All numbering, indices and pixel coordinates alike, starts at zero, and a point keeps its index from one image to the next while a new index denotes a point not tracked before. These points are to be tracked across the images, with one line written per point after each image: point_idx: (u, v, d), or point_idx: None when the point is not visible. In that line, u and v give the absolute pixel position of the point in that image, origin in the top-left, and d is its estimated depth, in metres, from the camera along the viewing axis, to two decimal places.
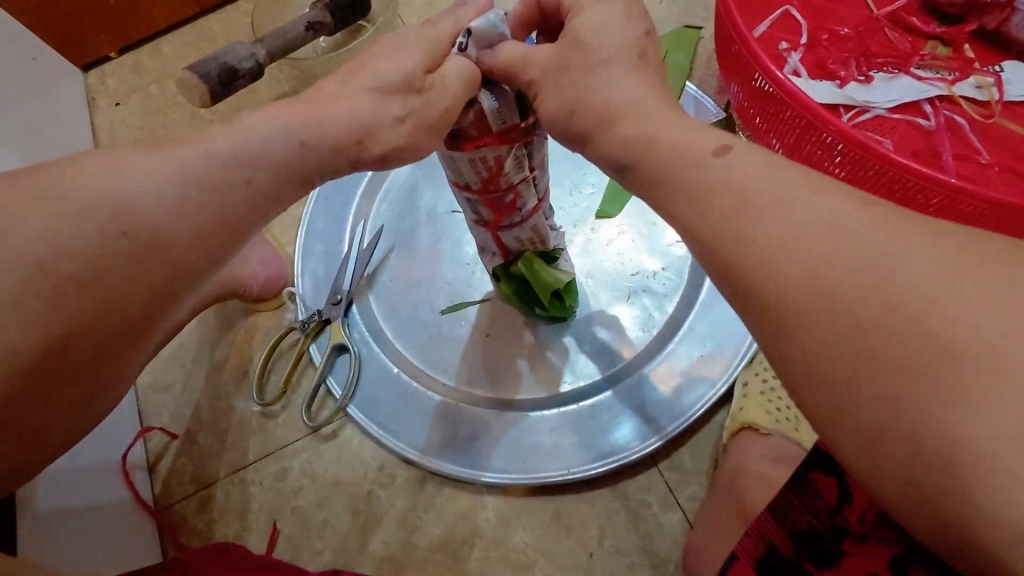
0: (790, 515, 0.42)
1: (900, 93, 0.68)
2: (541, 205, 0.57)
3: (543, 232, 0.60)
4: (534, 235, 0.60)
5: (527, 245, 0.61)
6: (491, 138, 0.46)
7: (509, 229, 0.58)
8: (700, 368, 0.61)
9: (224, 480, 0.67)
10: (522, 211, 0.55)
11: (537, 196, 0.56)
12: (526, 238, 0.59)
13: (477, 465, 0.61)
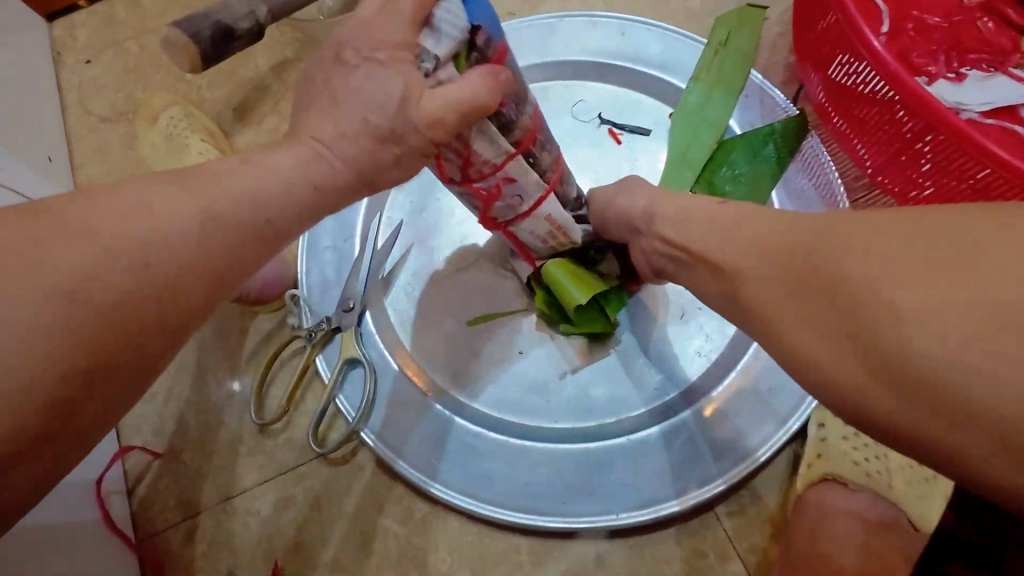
0: None
1: (996, 95, 0.60)
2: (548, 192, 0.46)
3: (564, 224, 0.49)
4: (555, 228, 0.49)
5: (549, 241, 0.51)
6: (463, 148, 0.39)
7: (518, 222, 0.48)
8: (768, 402, 0.53)
9: (215, 508, 0.59)
10: (521, 199, 0.45)
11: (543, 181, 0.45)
12: (543, 232, 0.49)
13: (509, 505, 0.54)
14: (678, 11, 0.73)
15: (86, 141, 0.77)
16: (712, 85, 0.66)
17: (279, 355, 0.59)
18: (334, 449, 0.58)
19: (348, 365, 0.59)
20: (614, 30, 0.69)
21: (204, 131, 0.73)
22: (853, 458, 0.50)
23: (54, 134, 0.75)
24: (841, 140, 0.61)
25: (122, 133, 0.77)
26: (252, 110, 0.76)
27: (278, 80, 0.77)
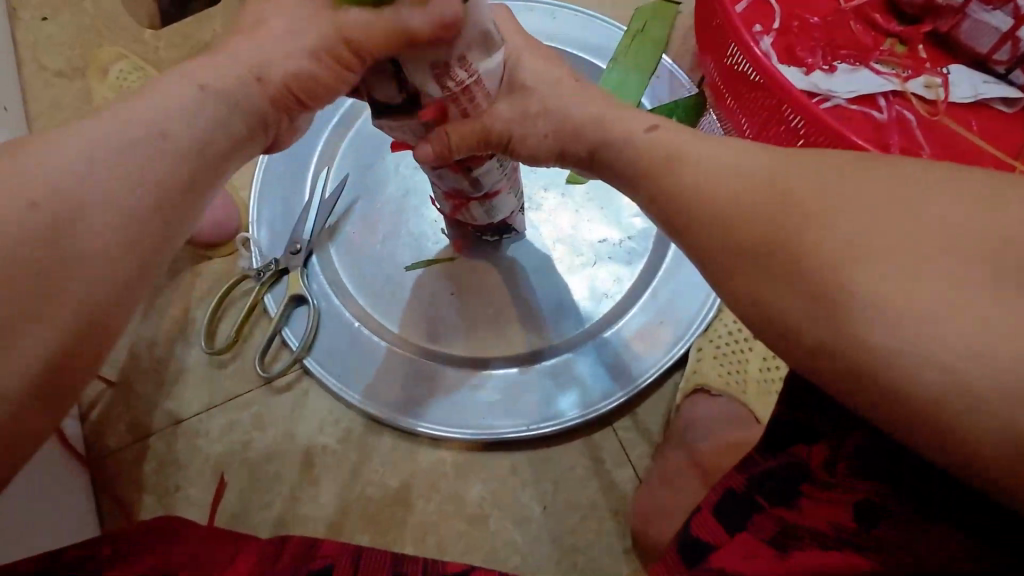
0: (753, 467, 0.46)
1: (860, 84, 0.72)
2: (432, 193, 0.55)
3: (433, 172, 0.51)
4: (447, 91, 0.39)
5: (450, 172, 0.50)
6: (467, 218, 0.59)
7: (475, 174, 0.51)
8: (658, 334, 0.63)
9: (164, 432, 0.64)
10: (449, 202, 0.56)
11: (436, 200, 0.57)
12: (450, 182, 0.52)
13: (435, 420, 0.61)
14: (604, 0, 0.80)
15: (40, 94, 0.80)
16: (630, 68, 0.75)
17: (229, 292, 0.64)
18: (280, 376, 0.64)
19: (294, 302, 0.64)
20: (543, 15, 0.78)
21: None
22: (721, 374, 0.60)
23: (9, 86, 0.77)
24: (730, 115, 0.71)
25: (77, 88, 0.80)
26: None
27: None
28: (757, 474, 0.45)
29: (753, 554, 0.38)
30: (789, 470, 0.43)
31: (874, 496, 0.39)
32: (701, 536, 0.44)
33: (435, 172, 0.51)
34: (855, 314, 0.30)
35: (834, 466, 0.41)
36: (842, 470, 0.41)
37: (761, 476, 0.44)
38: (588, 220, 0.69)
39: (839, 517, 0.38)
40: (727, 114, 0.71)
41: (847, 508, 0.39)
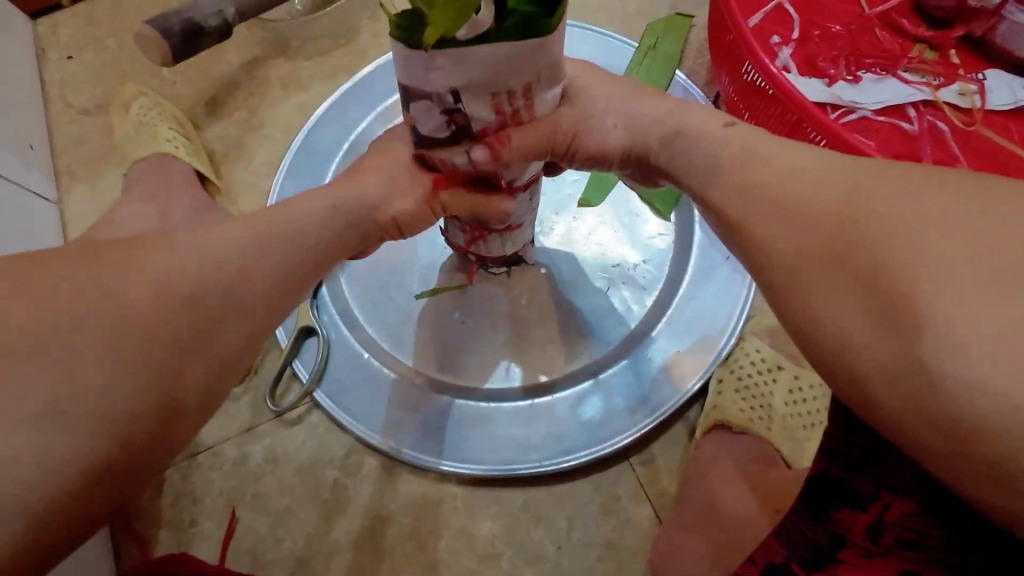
0: (796, 539, 0.43)
1: (887, 94, 0.68)
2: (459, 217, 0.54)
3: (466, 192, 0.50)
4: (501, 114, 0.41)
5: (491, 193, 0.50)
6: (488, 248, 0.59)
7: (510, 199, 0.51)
8: (676, 363, 0.60)
9: (178, 465, 0.64)
10: (478, 227, 0.55)
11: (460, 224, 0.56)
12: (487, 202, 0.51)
13: (448, 454, 0.60)
14: (614, 17, 0.79)
15: (65, 131, 0.82)
16: (641, 85, 0.73)
17: None
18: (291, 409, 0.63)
19: (304, 334, 0.64)
20: None
21: (174, 120, 0.78)
22: (742, 407, 0.57)
23: (36, 124, 0.80)
24: None
25: (100, 124, 0.83)
26: (225, 103, 0.82)
27: (249, 77, 0.83)
28: (796, 542, 0.43)
29: None
30: (833, 535, 0.42)
31: (923, 570, 0.38)
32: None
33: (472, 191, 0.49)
34: (907, 385, 0.31)
35: (879, 535, 0.40)
36: (887, 539, 0.40)
37: (802, 546, 0.43)
38: (601, 245, 0.67)
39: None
40: None
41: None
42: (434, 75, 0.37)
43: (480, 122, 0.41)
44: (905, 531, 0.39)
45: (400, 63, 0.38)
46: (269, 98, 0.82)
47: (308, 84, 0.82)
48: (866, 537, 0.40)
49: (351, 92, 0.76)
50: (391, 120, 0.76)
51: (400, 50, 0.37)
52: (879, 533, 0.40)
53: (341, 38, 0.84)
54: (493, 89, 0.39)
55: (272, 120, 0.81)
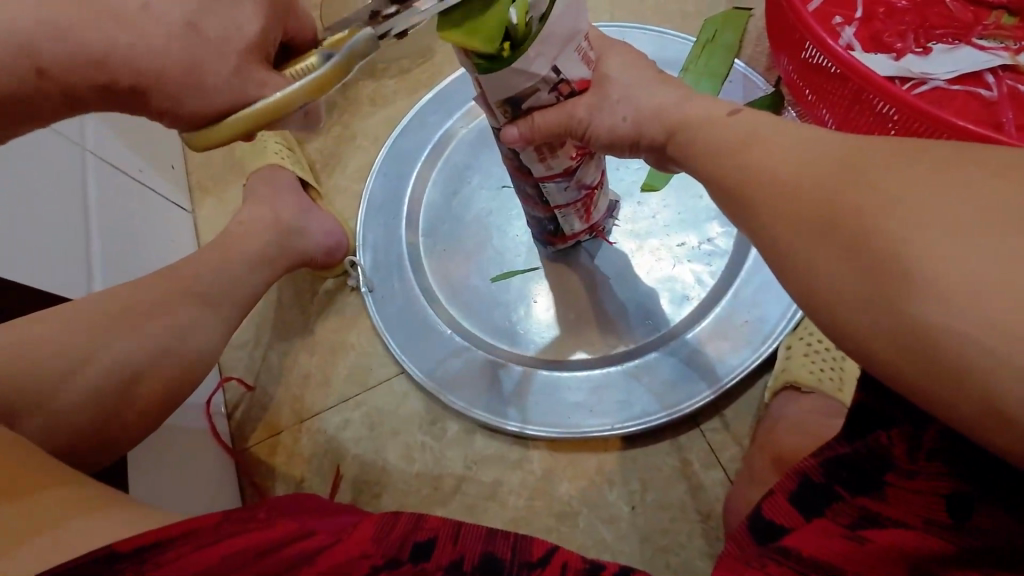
0: (828, 455, 0.42)
1: (962, 63, 0.67)
2: (559, 203, 0.61)
3: (566, 177, 0.58)
4: (565, 91, 0.49)
5: (584, 176, 0.59)
6: (580, 232, 0.67)
7: (596, 185, 0.63)
8: (744, 334, 0.63)
9: (291, 429, 0.73)
10: (575, 208, 0.63)
11: (556, 209, 0.62)
12: (585, 183, 0.60)
13: (525, 419, 0.65)
14: (672, 16, 0.83)
15: (195, 151, 0.98)
16: (703, 75, 0.76)
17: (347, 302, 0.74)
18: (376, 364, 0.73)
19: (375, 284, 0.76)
20: (614, 35, 0.81)
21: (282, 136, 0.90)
22: (812, 369, 0.58)
23: (173, 145, 0.96)
24: (810, 110, 0.70)
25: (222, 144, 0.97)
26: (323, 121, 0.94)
27: (343, 97, 0.95)
28: (832, 457, 0.41)
29: (830, 544, 0.38)
30: (871, 453, 0.39)
31: (961, 485, 0.35)
32: (775, 519, 0.42)
33: (572, 175, 0.58)
34: None
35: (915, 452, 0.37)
36: (925, 456, 0.36)
37: (837, 463, 0.41)
38: (665, 223, 0.71)
39: (929, 508, 0.36)
40: (807, 110, 0.70)
41: (934, 501, 0.36)
42: (534, 64, 0.45)
43: (578, 79, 0.49)
44: (950, 446, 0.35)
45: (501, 89, 0.47)
46: (359, 113, 0.94)
47: (393, 100, 0.93)
48: (906, 455, 0.37)
49: (431, 102, 0.85)
50: (467, 125, 0.84)
51: (503, 72, 0.45)
52: (918, 447, 0.37)
53: (420, 57, 0.95)
54: (573, 41, 0.47)
55: (362, 132, 0.92)
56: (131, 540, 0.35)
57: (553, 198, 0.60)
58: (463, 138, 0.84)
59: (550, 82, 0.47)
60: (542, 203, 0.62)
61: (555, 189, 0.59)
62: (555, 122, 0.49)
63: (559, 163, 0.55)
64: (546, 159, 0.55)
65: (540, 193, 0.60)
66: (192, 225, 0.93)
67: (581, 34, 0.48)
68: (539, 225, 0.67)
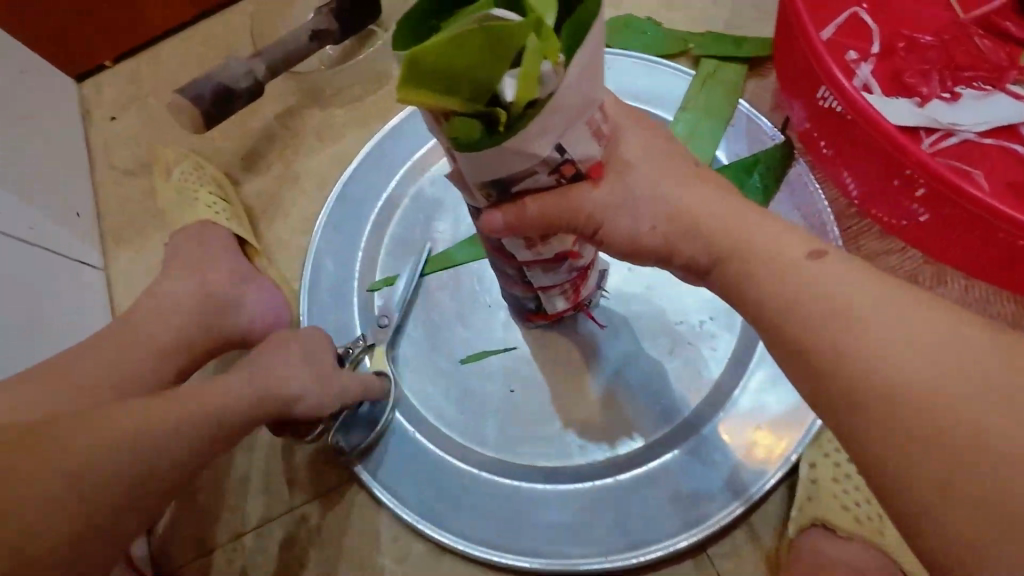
0: None
1: (995, 114, 0.58)
2: (550, 283, 0.50)
3: (557, 260, 0.47)
4: (568, 173, 0.38)
5: (577, 259, 0.49)
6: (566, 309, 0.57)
7: (590, 264, 0.53)
8: (755, 440, 0.54)
9: (224, 547, 0.62)
10: (565, 288, 0.52)
11: (542, 289, 0.52)
12: (577, 266, 0.50)
13: (503, 544, 0.55)
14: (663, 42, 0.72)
15: (109, 191, 0.83)
16: (701, 115, 0.66)
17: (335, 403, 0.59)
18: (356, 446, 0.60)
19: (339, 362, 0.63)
20: None
21: (214, 177, 0.77)
22: (844, 502, 0.50)
23: (80, 186, 0.81)
24: (826, 164, 0.60)
25: (142, 183, 0.83)
26: (260, 157, 0.80)
27: (285, 130, 0.82)
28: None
29: None
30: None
31: None
32: None
33: (563, 260, 0.47)
34: None
35: None
36: None
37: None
38: (663, 300, 0.61)
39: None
40: (823, 162, 0.61)
41: None
42: (534, 143, 0.33)
43: (587, 161, 0.38)
44: None
45: (484, 168, 0.35)
46: (304, 149, 0.81)
47: (344, 133, 0.80)
48: None
49: (384, 142, 0.73)
50: (430, 171, 0.73)
51: (494, 152, 0.33)
52: None
53: (374, 81, 0.82)
54: (587, 112, 0.35)
55: (308, 172, 0.79)
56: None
57: (539, 279, 0.49)
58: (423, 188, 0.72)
59: (551, 164, 0.36)
60: (523, 282, 0.51)
61: (543, 273, 0.49)
62: (548, 209, 0.39)
63: (549, 246, 0.45)
64: (533, 243, 0.44)
65: (522, 272, 0.49)
66: (104, 285, 0.79)
67: (597, 105, 0.36)
68: (519, 301, 0.56)
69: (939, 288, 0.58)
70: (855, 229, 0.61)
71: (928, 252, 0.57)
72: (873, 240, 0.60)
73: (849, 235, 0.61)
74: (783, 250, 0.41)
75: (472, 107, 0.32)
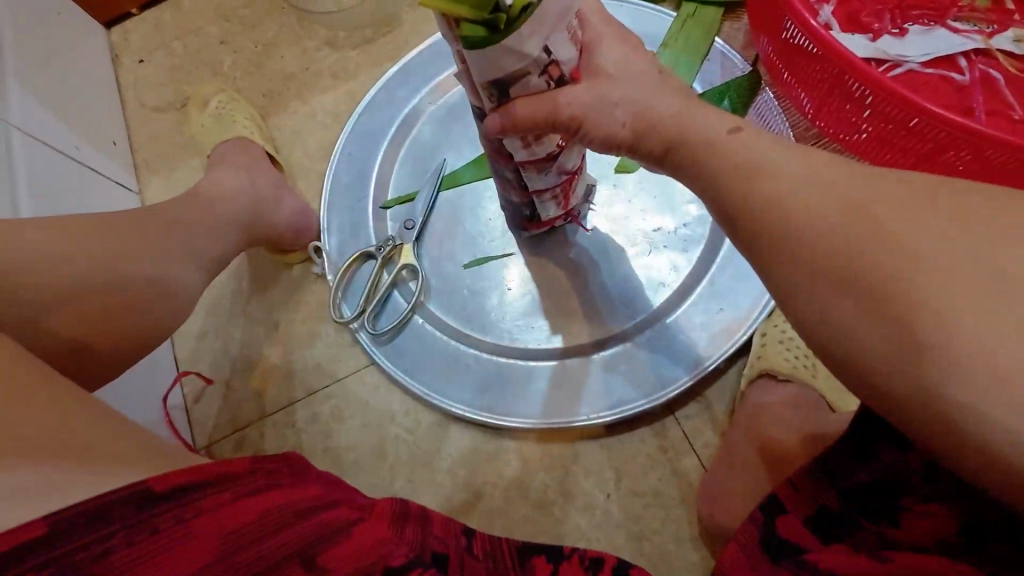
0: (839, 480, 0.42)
1: (936, 45, 0.66)
2: (544, 186, 0.58)
3: (550, 161, 0.54)
4: (555, 73, 0.45)
5: (567, 164, 0.57)
6: (558, 217, 0.65)
7: (578, 172, 0.60)
8: (719, 321, 0.63)
9: (256, 424, 0.70)
10: (556, 193, 0.60)
11: (537, 193, 0.59)
12: (567, 170, 0.57)
13: (504, 412, 0.63)
14: None
15: (141, 126, 0.90)
16: (680, 51, 0.74)
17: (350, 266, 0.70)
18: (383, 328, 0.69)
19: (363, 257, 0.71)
20: None
21: (238, 111, 0.84)
22: (788, 357, 0.60)
23: (115, 121, 0.88)
24: (788, 91, 0.69)
25: (170, 119, 0.90)
26: (281, 95, 0.88)
27: (303, 70, 0.89)
28: (852, 485, 0.42)
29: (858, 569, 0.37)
30: (890, 479, 0.40)
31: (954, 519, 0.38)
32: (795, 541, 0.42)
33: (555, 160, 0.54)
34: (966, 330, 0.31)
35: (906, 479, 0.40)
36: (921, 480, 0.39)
37: (821, 470, 0.43)
38: (642, 208, 0.69)
39: (941, 529, 0.38)
40: (785, 90, 0.69)
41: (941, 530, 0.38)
42: (527, 44, 0.41)
43: (569, 65, 0.45)
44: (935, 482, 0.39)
45: (488, 69, 0.42)
46: (320, 87, 0.88)
47: (357, 73, 0.88)
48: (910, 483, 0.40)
49: (397, 75, 0.80)
50: (435, 101, 0.80)
51: (497, 52, 0.40)
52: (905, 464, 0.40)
53: (384, 25, 0.89)
54: (565, 20, 0.43)
55: (323, 108, 0.87)
56: (168, 481, 0.36)
57: (534, 182, 0.57)
58: (431, 116, 0.79)
59: (541, 62, 0.43)
60: (520, 186, 0.58)
61: (538, 174, 0.56)
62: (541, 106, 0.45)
63: (543, 146, 0.52)
64: (529, 143, 0.51)
65: (521, 175, 0.56)
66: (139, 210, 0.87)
67: (574, 13, 0.44)
68: (518, 211, 0.63)
69: None
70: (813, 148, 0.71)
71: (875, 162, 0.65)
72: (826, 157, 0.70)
73: None
74: (722, 129, 0.45)
75: (478, 13, 0.39)
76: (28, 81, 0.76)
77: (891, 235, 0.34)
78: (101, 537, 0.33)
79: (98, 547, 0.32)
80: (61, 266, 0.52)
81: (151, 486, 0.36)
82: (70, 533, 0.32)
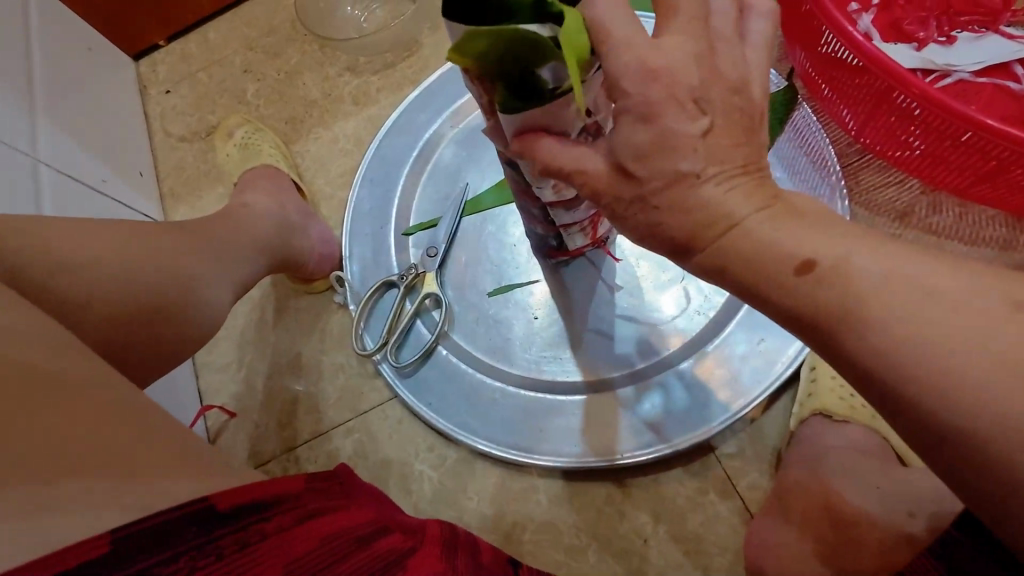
0: None
1: (989, 53, 0.62)
2: (572, 222, 0.55)
3: (574, 205, 0.51)
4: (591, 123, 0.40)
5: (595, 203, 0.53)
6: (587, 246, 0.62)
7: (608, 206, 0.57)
8: (760, 352, 0.59)
9: (278, 458, 0.69)
10: (586, 226, 0.57)
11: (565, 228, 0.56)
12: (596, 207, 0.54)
13: (532, 450, 0.60)
14: None
15: (166, 156, 0.91)
16: None
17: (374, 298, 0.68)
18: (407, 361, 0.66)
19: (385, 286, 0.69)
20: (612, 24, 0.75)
21: (261, 138, 0.84)
22: (842, 394, 0.56)
23: (142, 152, 0.89)
24: (827, 106, 0.65)
25: (196, 149, 0.91)
26: (303, 122, 0.88)
27: (325, 96, 0.89)
28: None
29: None
30: None
31: None
32: None
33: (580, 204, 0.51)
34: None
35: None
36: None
37: None
38: None
39: None
40: (824, 105, 0.66)
41: None
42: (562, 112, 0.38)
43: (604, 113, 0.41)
44: None
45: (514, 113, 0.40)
46: (341, 112, 0.88)
47: (378, 98, 0.87)
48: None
49: (418, 100, 0.79)
50: (456, 125, 0.79)
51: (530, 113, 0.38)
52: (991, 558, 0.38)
53: (405, 50, 0.89)
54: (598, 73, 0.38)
55: (345, 134, 0.86)
56: (229, 499, 0.36)
57: (561, 219, 0.54)
58: (453, 140, 0.78)
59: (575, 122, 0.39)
60: (547, 221, 0.55)
61: (564, 212, 0.52)
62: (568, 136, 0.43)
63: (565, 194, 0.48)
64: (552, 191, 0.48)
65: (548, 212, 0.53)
66: None
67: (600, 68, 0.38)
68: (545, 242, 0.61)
69: (935, 215, 0.64)
70: (856, 165, 0.67)
71: (928, 180, 0.61)
72: (870, 174, 0.66)
73: (848, 171, 0.67)
74: None
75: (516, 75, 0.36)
76: (58, 116, 0.77)
77: (970, 276, 0.31)
78: (167, 559, 0.31)
79: (163, 571, 0.30)
80: (96, 295, 0.51)
81: (213, 504, 0.35)
82: (139, 553, 0.30)
